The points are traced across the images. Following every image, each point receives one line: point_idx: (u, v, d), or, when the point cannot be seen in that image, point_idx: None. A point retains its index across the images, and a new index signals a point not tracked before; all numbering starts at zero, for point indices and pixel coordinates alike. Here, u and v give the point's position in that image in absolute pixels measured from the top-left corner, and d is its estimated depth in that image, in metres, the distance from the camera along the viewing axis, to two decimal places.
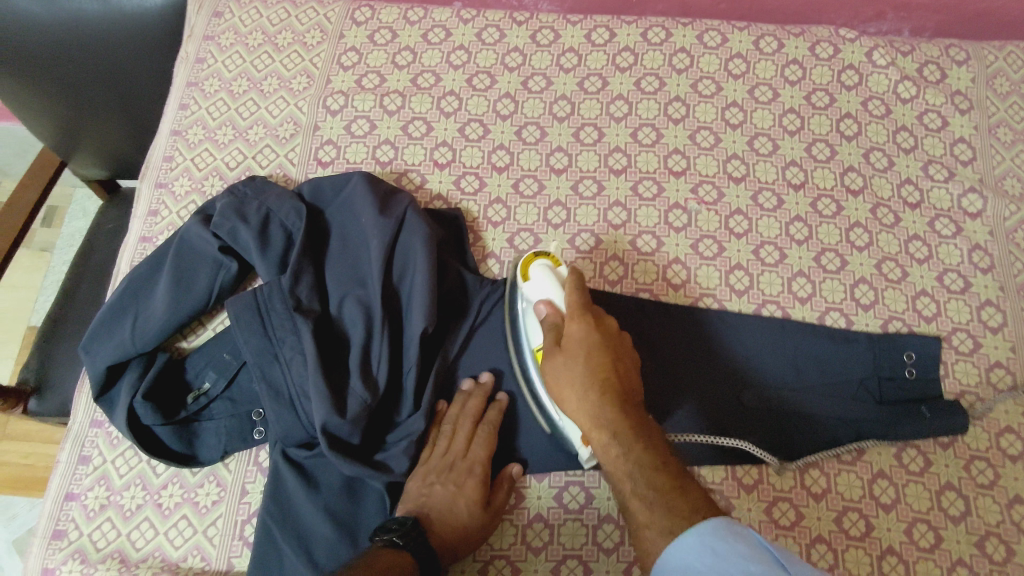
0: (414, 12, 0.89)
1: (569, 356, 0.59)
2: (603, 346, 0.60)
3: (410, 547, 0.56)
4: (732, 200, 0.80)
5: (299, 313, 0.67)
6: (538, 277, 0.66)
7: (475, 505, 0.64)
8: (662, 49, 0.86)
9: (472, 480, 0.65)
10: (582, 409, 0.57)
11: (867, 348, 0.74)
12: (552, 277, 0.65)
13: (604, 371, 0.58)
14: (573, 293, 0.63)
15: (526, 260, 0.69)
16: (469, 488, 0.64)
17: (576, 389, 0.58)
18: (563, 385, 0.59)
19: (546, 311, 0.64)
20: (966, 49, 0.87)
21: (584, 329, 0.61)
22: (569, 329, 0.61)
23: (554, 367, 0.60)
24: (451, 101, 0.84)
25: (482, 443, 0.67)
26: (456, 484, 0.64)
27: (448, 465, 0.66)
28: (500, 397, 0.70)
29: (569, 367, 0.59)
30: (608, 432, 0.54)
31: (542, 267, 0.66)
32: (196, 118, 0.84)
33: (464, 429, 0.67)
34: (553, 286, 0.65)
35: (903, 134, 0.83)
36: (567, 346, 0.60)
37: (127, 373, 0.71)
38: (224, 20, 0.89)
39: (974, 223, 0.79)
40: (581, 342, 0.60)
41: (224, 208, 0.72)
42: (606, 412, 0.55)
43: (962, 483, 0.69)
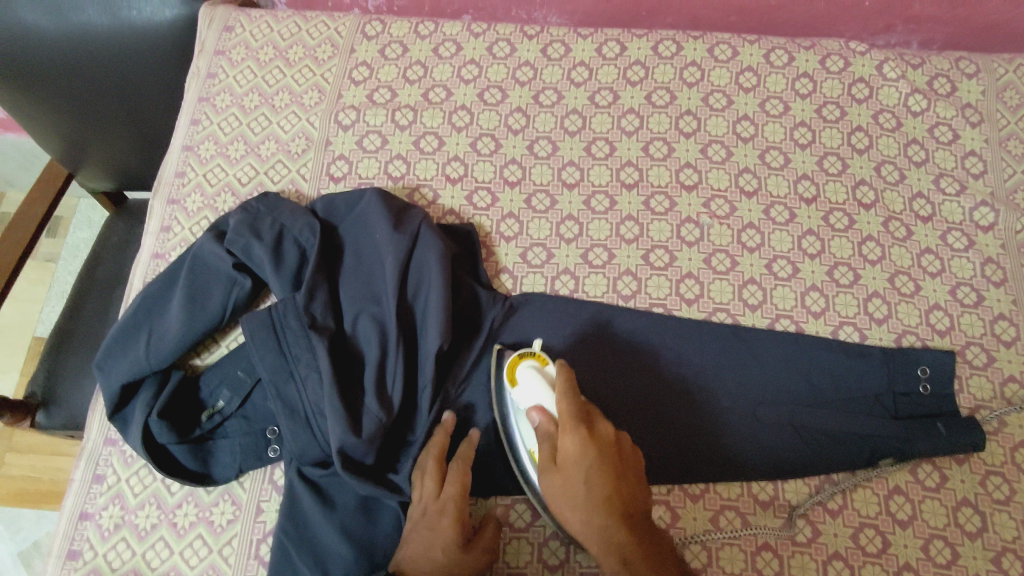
0: (425, 26, 0.89)
1: (570, 483, 0.57)
2: (602, 460, 0.57)
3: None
4: (744, 214, 0.80)
5: (314, 331, 0.67)
6: (530, 383, 0.62)
7: (451, 544, 0.59)
8: (672, 63, 0.86)
9: (442, 519, 0.60)
10: (588, 531, 0.57)
11: (881, 363, 0.74)
12: (541, 380, 0.62)
13: (606, 492, 0.56)
14: (567, 401, 0.59)
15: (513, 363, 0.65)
16: (442, 527, 0.60)
17: (581, 513, 0.56)
18: (566, 506, 0.58)
19: (540, 421, 0.60)
20: (976, 61, 0.87)
21: (580, 447, 0.57)
22: (564, 443, 0.57)
23: (554, 488, 0.57)
24: (463, 116, 0.84)
25: (452, 479, 0.62)
26: (427, 529, 0.60)
27: (422, 510, 0.62)
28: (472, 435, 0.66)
29: (572, 492, 0.57)
30: (618, 561, 0.56)
31: (530, 369, 0.63)
32: (207, 133, 0.84)
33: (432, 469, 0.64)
34: (545, 392, 0.61)
35: (914, 147, 0.83)
36: (566, 466, 0.57)
37: (141, 392, 0.71)
38: (235, 34, 0.89)
39: (986, 236, 0.79)
40: (579, 461, 0.57)
41: (238, 225, 0.72)
42: (617, 538, 0.56)
43: (978, 499, 0.69)
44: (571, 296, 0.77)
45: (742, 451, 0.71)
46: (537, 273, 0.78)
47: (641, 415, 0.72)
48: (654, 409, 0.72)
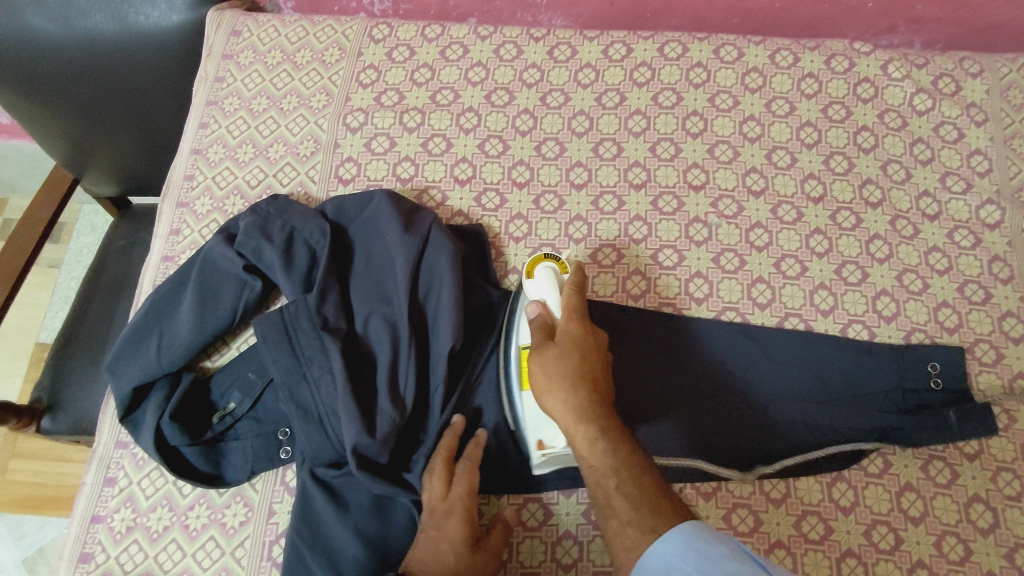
0: (432, 29, 0.89)
1: (561, 349, 0.61)
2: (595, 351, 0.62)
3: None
4: (752, 214, 0.80)
5: (326, 332, 0.68)
6: (541, 278, 0.67)
7: (460, 544, 0.60)
8: (679, 64, 0.87)
9: (453, 520, 0.61)
10: (569, 401, 0.59)
11: (891, 360, 0.74)
12: (551, 277, 0.67)
13: (593, 371, 0.61)
14: (571, 293, 0.65)
15: (533, 258, 0.70)
16: (452, 528, 0.61)
17: (565, 381, 0.59)
18: (550, 378, 0.60)
19: (539, 310, 0.66)
20: (980, 61, 0.87)
21: (578, 329, 0.63)
22: (568, 326, 0.63)
23: (546, 358, 0.61)
24: (470, 117, 0.84)
25: (461, 481, 0.64)
26: (436, 532, 0.61)
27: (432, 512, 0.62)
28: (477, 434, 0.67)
29: (562, 360, 0.61)
30: (596, 428, 0.57)
31: (545, 269, 0.68)
32: (216, 137, 0.85)
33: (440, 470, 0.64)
34: (550, 287, 0.67)
35: (920, 146, 0.84)
36: (563, 340, 0.62)
37: (153, 394, 0.71)
38: (242, 38, 0.89)
39: (993, 234, 0.80)
40: (574, 341, 0.62)
41: (248, 227, 0.72)
42: (596, 410, 0.58)
43: (990, 495, 0.69)
44: None
45: (754, 449, 0.71)
46: None
47: (651, 417, 0.72)
48: (664, 409, 0.73)
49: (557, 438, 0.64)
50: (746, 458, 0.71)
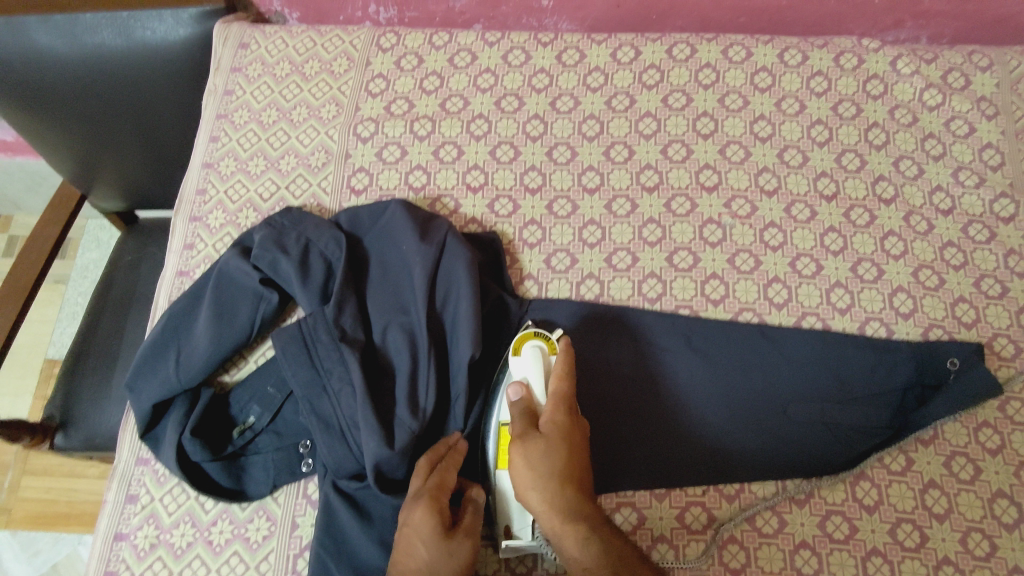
0: (439, 36, 0.89)
1: (547, 442, 0.60)
2: (577, 441, 0.61)
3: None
4: (766, 213, 0.80)
5: (344, 343, 0.67)
6: (526, 357, 0.66)
7: (432, 536, 0.57)
8: (687, 65, 0.87)
9: (420, 511, 0.59)
10: (553, 499, 0.57)
11: (910, 357, 0.74)
12: (537, 358, 0.66)
13: (578, 466, 0.59)
14: (559, 381, 0.63)
15: (521, 334, 0.68)
16: (421, 520, 0.58)
17: (552, 477, 0.58)
18: (535, 475, 0.58)
19: (524, 396, 0.64)
20: (989, 54, 0.87)
21: (566, 421, 0.61)
22: (551, 417, 0.61)
23: (531, 453, 0.59)
24: (481, 124, 0.85)
25: (436, 478, 0.62)
26: (409, 527, 0.58)
27: (407, 509, 0.60)
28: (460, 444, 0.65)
29: (548, 456, 0.59)
30: (583, 527, 0.56)
31: (533, 347, 0.66)
32: (227, 150, 0.85)
33: (421, 469, 0.62)
34: (536, 370, 0.65)
35: (931, 141, 0.83)
36: (548, 433, 0.60)
37: (172, 410, 0.71)
38: (251, 50, 0.89)
39: (1007, 228, 0.79)
40: (561, 433, 0.60)
41: (263, 240, 0.72)
42: (582, 505, 0.57)
43: (1014, 490, 0.69)
44: (596, 300, 0.77)
45: (773, 450, 0.71)
46: (562, 278, 0.78)
47: (670, 421, 0.72)
48: (683, 412, 0.72)
49: (524, 528, 0.64)
50: (767, 459, 0.71)
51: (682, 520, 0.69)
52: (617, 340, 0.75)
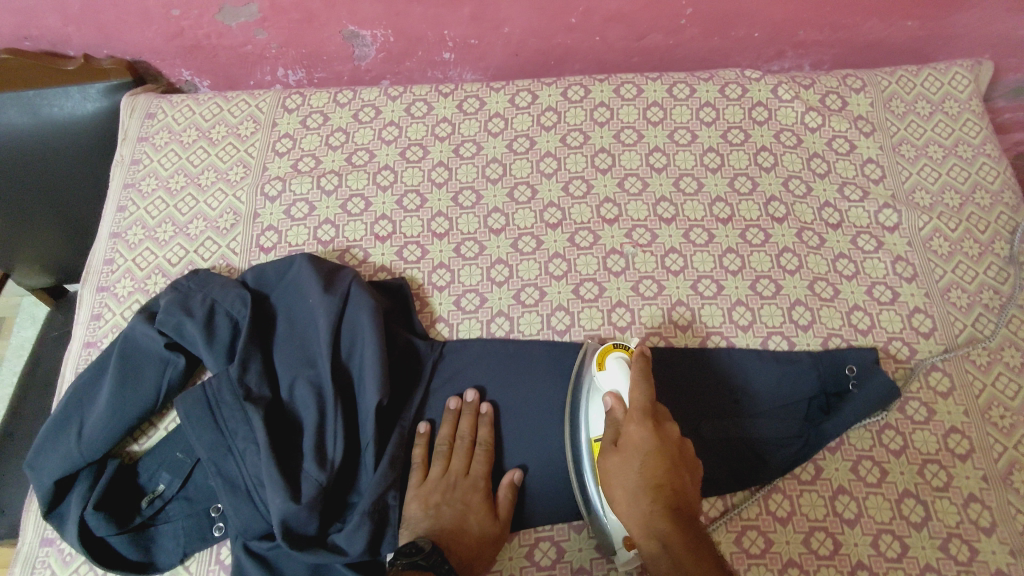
0: (343, 94, 0.92)
1: (625, 456, 0.62)
2: (663, 452, 0.61)
3: (436, 567, 0.58)
4: (665, 240, 0.83)
5: (249, 402, 0.67)
6: (611, 368, 0.68)
7: (485, 518, 0.66)
8: (582, 105, 0.91)
9: (476, 496, 0.67)
10: (632, 512, 0.60)
11: (811, 367, 0.76)
12: (623, 368, 0.68)
13: (662, 477, 0.60)
14: (639, 391, 0.64)
15: (603, 347, 0.71)
16: (477, 504, 0.67)
17: (629, 492, 0.60)
18: (617, 485, 0.61)
19: (611, 405, 0.66)
20: (862, 77, 0.93)
21: (644, 432, 0.62)
22: (630, 429, 0.62)
23: (609, 466, 0.62)
24: (387, 175, 0.87)
25: (481, 459, 0.70)
26: (463, 501, 0.67)
27: (452, 488, 0.68)
28: (486, 410, 0.72)
29: (627, 469, 0.61)
30: (658, 543, 0.57)
31: (616, 358, 0.68)
32: (135, 218, 0.85)
33: (460, 450, 0.70)
34: (624, 379, 0.67)
35: (816, 160, 0.88)
36: (626, 448, 0.62)
37: (76, 485, 0.69)
38: (157, 119, 0.91)
39: (893, 236, 0.84)
40: (639, 445, 0.61)
41: (168, 304, 0.73)
42: (659, 522, 0.58)
43: (919, 489, 0.70)
44: (507, 337, 0.78)
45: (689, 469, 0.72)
46: (472, 318, 0.79)
47: None
48: None
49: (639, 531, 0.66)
50: None
51: (600, 550, 0.68)
52: (544, 375, 0.75)
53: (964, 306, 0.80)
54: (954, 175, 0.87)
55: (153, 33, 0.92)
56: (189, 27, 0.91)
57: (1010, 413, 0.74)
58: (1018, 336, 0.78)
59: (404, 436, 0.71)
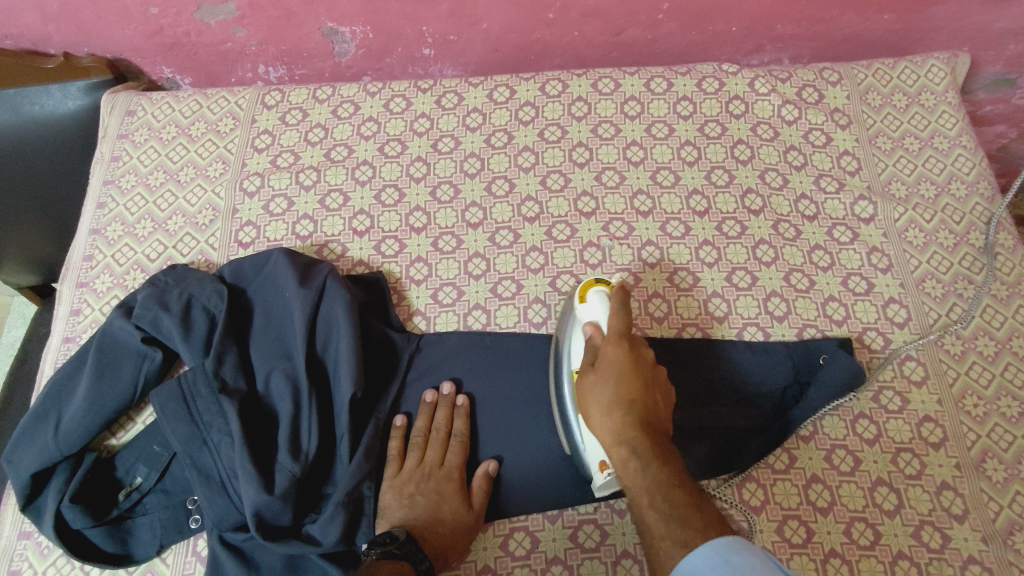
0: (323, 90, 0.93)
1: (600, 375, 0.63)
2: (637, 372, 0.62)
3: (410, 556, 0.59)
4: (642, 233, 0.84)
5: (224, 394, 0.68)
6: (592, 300, 0.68)
7: (459, 508, 0.66)
8: (560, 100, 0.92)
9: (450, 484, 0.67)
10: (605, 426, 0.60)
11: (786, 357, 0.76)
12: (603, 300, 0.68)
13: (634, 393, 0.61)
14: (617, 319, 0.66)
15: (585, 283, 0.71)
16: (451, 493, 0.67)
17: (602, 404, 0.61)
18: (591, 403, 0.62)
19: (591, 333, 0.66)
20: (838, 70, 0.94)
21: (620, 352, 0.63)
22: (607, 351, 0.63)
23: (585, 385, 0.63)
24: (365, 170, 0.87)
25: (455, 450, 0.70)
26: (436, 490, 0.67)
27: (425, 478, 0.68)
28: (461, 402, 0.72)
29: (601, 387, 0.62)
30: (626, 450, 0.58)
31: (597, 291, 0.69)
32: (114, 215, 0.86)
33: (435, 441, 0.70)
34: (605, 310, 0.67)
35: (793, 153, 0.89)
36: (602, 367, 0.63)
37: (54, 479, 0.69)
38: (137, 117, 0.92)
39: (869, 227, 0.84)
40: (614, 364, 0.62)
41: (145, 299, 0.73)
42: (630, 431, 0.58)
43: (892, 477, 0.71)
44: (484, 330, 0.78)
45: None
46: (449, 311, 0.79)
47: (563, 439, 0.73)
48: None
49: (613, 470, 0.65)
50: None
51: (575, 540, 0.68)
52: (521, 367, 0.76)
53: (938, 296, 0.80)
54: (930, 166, 0.88)
55: (133, 32, 0.92)
56: (168, 25, 0.91)
57: (983, 402, 0.74)
58: (991, 325, 0.78)
59: (380, 428, 0.71)
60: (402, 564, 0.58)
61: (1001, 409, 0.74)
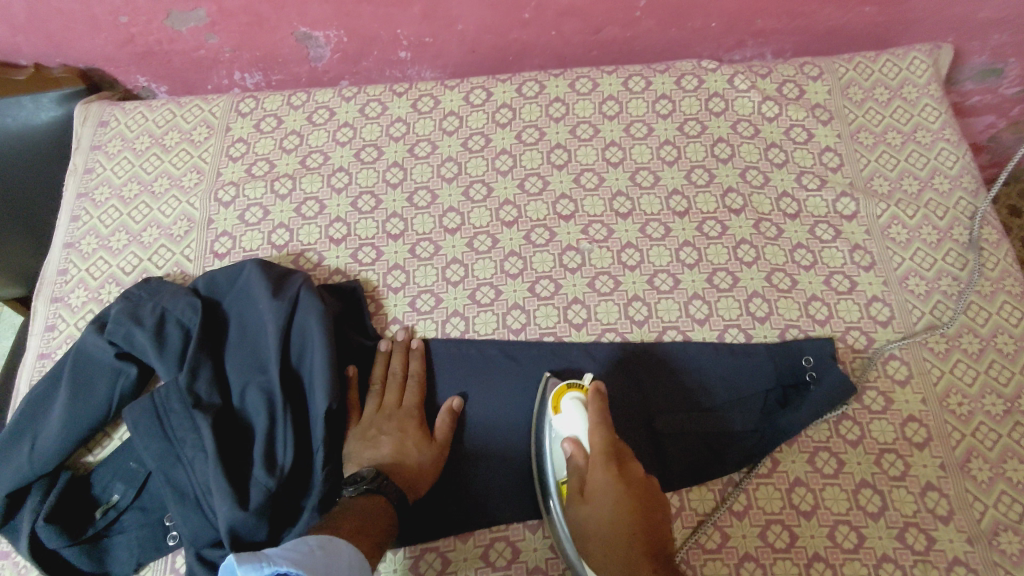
0: (297, 96, 0.92)
1: (593, 507, 0.61)
2: (631, 498, 0.60)
3: (383, 489, 0.63)
4: (622, 235, 0.83)
5: (197, 410, 0.67)
6: (568, 410, 0.66)
7: (422, 442, 0.69)
8: (538, 102, 0.91)
9: (411, 424, 0.70)
10: (610, 565, 0.58)
11: (767, 359, 0.75)
12: (579, 409, 0.66)
13: (632, 524, 0.59)
14: (596, 433, 0.63)
15: (557, 390, 0.69)
16: (412, 430, 0.70)
17: (602, 542, 0.59)
18: (593, 540, 0.60)
19: (570, 451, 0.64)
20: (819, 65, 0.93)
21: (607, 477, 0.61)
22: (593, 478, 0.62)
23: (581, 523, 0.61)
24: (342, 177, 0.86)
25: (412, 391, 0.73)
26: (399, 430, 0.69)
27: (388, 419, 0.71)
28: (417, 346, 0.76)
29: (597, 519, 0.60)
30: None
31: (571, 400, 0.67)
32: (88, 228, 0.85)
33: (391, 385, 0.73)
34: (581, 423, 0.65)
35: (774, 150, 0.88)
36: (593, 497, 0.61)
37: (29, 499, 0.69)
38: (110, 128, 0.91)
39: (851, 225, 0.83)
40: (603, 491, 0.61)
41: (118, 314, 0.73)
42: (638, 568, 0.56)
43: (875, 479, 0.70)
44: (462, 337, 0.77)
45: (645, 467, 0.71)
46: (426, 319, 0.78)
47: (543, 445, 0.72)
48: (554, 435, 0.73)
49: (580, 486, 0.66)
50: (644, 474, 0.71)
51: (556, 549, 0.67)
52: (478, 372, 0.75)
53: (922, 293, 0.79)
54: (913, 161, 0.87)
55: (103, 41, 0.91)
56: (139, 33, 0.90)
57: (968, 400, 0.73)
58: (975, 322, 0.77)
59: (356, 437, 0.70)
60: (375, 497, 0.62)
61: (986, 407, 0.73)
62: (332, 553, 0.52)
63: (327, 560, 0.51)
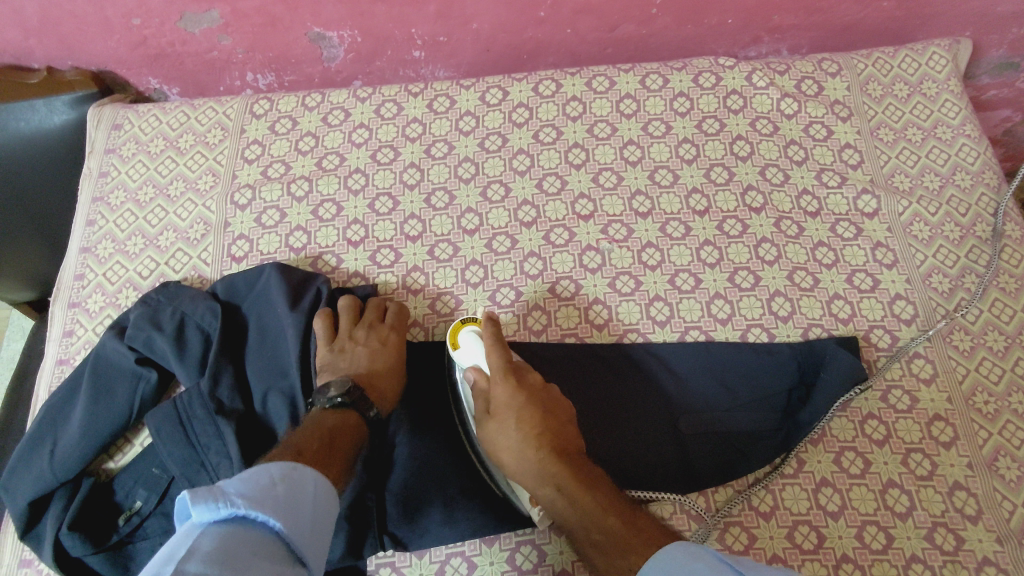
0: (312, 98, 0.91)
1: (502, 420, 0.65)
2: (531, 405, 0.65)
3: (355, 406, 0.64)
4: (642, 235, 0.82)
5: (220, 415, 0.67)
6: (466, 343, 0.69)
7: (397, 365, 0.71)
8: (554, 100, 0.90)
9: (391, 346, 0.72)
10: (523, 470, 0.64)
11: (791, 358, 0.75)
12: (476, 338, 0.69)
13: (535, 426, 0.64)
14: (493, 354, 0.67)
15: (453, 328, 0.72)
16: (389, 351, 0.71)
17: (514, 449, 0.64)
18: (503, 448, 0.65)
19: (474, 378, 0.68)
20: (838, 61, 0.92)
21: (507, 390, 0.66)
22: (495, 393, 0.66)
23: (491, 436, 0.66)
24: (358, 178, 0.86)
25: (392, 317, 0.74)
26: (375, 347, 0.70)
27: (365, 333, 0.71)
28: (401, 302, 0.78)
29: (505, 432, 0.65)
30: (552, 487, 0.61)
31: (469, 332, 0.70)
32: (104, 232, 0.84)
33: (371, 310, 0.74)
34: (480, 348, 0.69)
35: (793, 147, 0.87)
36: (498, 412, 0.66)
37: (51, 505, 0.69)
38: (123, 131, 0.90)
39: (873, 222, 0.82)
40: (507, 404, 0.65)
41: (138, 319, 0.72)
42: (548, 467, 0.62)
43: (902, 478, 0.69)
44: None
45: (671, 472, 0.70)
46: (447, 321, 0.78)
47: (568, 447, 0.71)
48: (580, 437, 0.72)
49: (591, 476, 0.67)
50: (668, 477, 0.70)
51: None
52: None
53: (946, 290, 0.78)
54: (934, 157, 0.86)
55: (116, 43, 0.91)
56: (152, 35, 0.89)
57: (994, 399, 0.73)
58: (1000, 319, 0.77)
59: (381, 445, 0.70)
60: (347, 413, 0.63)
61: (1012, 405, 0.72)
62: (294, 487, 0.47)
63: (289, 496, 0.46)
